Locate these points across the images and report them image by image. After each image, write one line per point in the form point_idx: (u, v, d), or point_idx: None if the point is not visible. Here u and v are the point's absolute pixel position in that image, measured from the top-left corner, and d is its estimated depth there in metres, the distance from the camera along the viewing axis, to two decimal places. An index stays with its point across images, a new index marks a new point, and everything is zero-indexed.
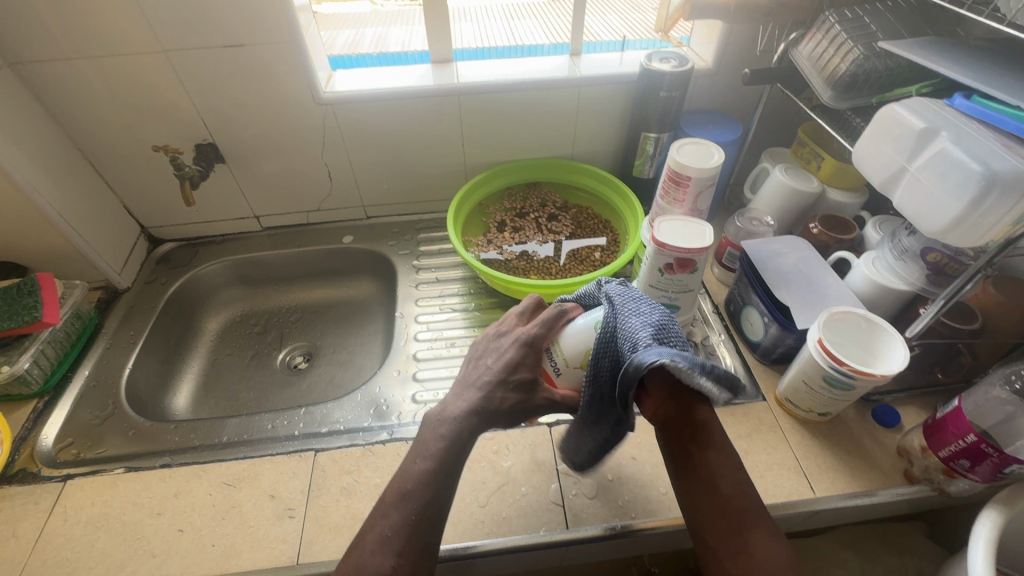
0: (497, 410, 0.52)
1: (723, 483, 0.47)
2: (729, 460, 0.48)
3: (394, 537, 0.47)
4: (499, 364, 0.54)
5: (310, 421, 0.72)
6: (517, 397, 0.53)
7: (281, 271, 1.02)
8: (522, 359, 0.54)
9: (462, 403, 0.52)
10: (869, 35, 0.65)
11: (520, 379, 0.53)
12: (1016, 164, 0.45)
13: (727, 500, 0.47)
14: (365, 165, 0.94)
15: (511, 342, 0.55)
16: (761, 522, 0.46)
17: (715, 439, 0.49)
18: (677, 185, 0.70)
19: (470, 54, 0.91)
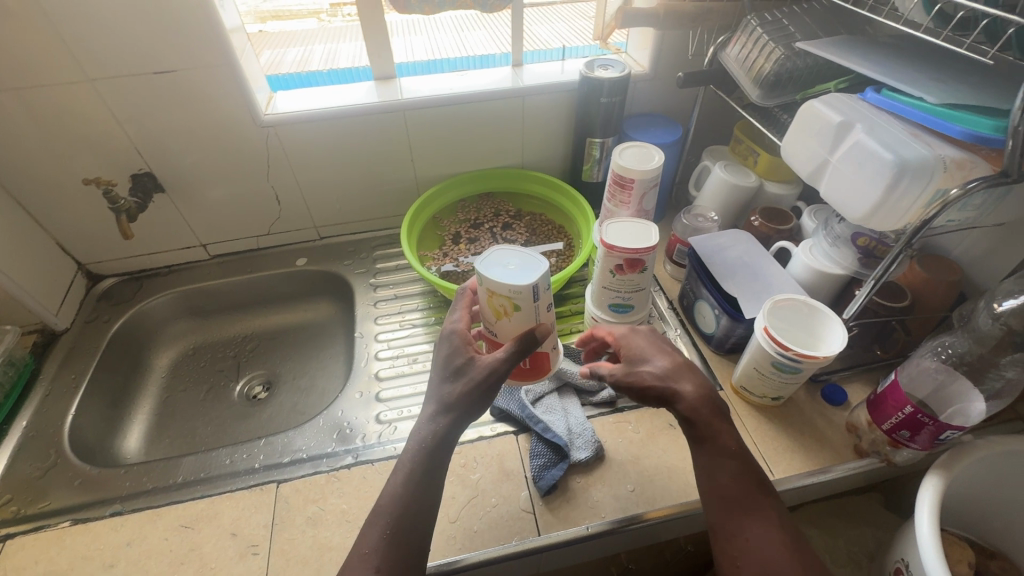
0: (452, 405, 0.53)
1: (715, 468, 0.53)
2: (723, 449, 0.53)
3: (372, 553, 0.48)
4: (438, 362, 0.56)
5: (270, 452, 0.70)
6: (459, 383, 0.54)
7: (233, 299, 0.99)
8: (449, 350, 0.56)
9: (426, 410, 0.55)
10: (788, 36, 0.69)
11: (455, 365, 0.55)
12: (922, 152, 0.48)
13: (720, 484, 0.52)
14: (314, 186, 0.92)
15: (439, 338, 0.58)
16: (754, 502, 0.51)
17: (704, 426, 0.54)
18: (621, 188, 0.71)
19: (421, 67, 0.92)
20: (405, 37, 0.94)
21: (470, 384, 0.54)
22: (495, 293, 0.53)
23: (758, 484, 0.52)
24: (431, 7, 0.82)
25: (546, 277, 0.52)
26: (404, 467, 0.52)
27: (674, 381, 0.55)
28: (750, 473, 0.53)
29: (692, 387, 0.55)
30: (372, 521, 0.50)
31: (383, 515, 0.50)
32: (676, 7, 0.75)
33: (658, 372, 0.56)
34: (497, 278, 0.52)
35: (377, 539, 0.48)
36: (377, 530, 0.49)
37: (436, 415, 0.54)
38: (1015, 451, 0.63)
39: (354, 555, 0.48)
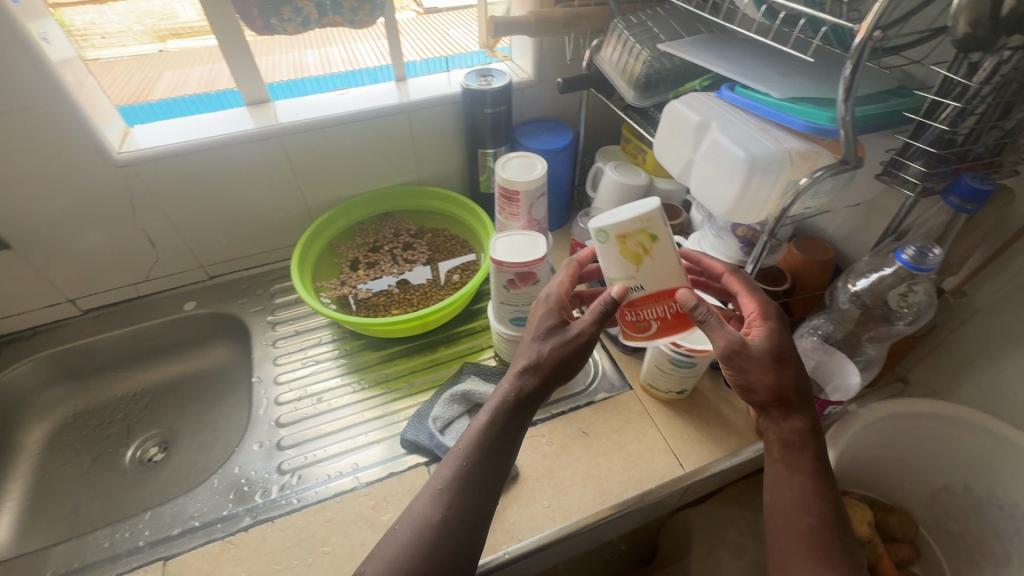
0: (541, 364, 0.53)
1: (798, 503, 0.52)
2: (813, 488, 0.52)
3: (446, 490, 0.50)
4: (534, 322, 0.56)
5: (158, 526, 0.63)
6: (554, 341, 0.53)
7: (117, 356, 0.90)
8: (546, 311, 0.56)
9: (514, 366, 0.54)
10: (653, 37, 0.71)
11: (549, 326, 0.54)
12: (770, 146, 0.50)
13: (807, 525, 0.51)
14: (193, 223, 0.85)
15: (537, 303, 0.58)
16: (838, 554, 0.50)
17: (802, 464, 0.53)
18: (509, 200, 0.71)
19: (341, 79, 0.89)
20: (321, 50, 0.88)
21: (561, 342, 0.53)
22: (628, 234, 0.48)
23: (841, 533, 0.51)
24: (294, 26, 0.78)
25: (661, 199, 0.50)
26: (490, 410, 0.53)
27: (792, 406, 0.53)
28: (837, 522, 0.51)
29: (803, 419, 0.54)
30: (449, 460, 0.51)
31: (460, 454, 0.51)
32: (546, 14, 0.75)
33: (785, 378, 0.53)
34: (623, 215, 0.48)
35: (451, 477, 0.50)
36: (453, 467, 0.51)
37: (525, 374, 0.53)
38: (894, 413, 0.67)
39: (429, 492, 0.50)
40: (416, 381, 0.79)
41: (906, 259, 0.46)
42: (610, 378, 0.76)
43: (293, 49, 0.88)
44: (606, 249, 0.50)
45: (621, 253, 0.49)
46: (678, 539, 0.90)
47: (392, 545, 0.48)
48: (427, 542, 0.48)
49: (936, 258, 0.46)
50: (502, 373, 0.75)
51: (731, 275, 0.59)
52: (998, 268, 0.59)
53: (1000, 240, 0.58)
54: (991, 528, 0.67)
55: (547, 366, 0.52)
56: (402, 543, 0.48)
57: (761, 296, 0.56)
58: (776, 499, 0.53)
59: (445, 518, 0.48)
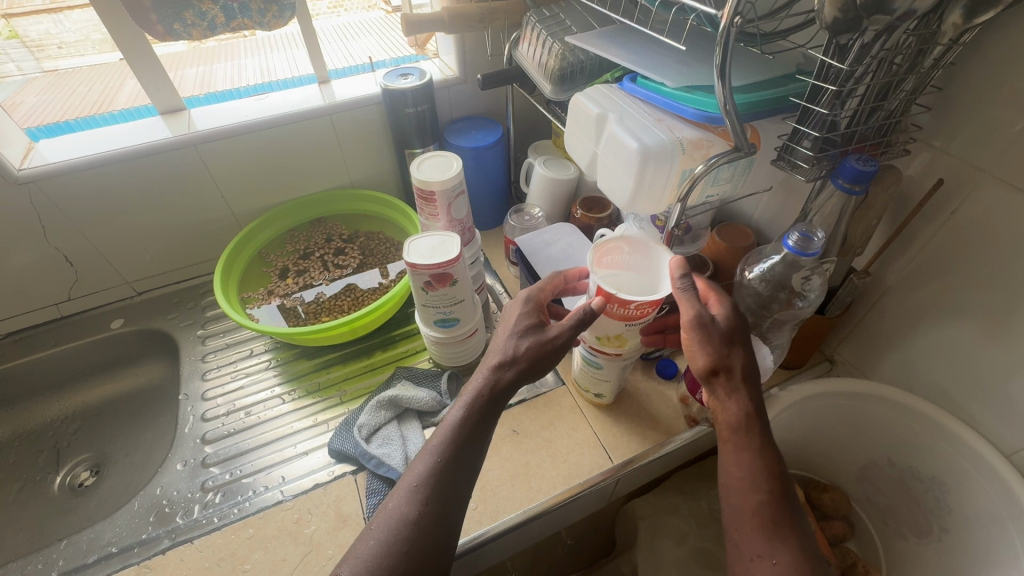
0: (518, 358, 0.52)
1: (749, 480, 0.50)
2: (763, 467, 0.50)
3: (421, 485, 0.48)
4: (508, 324, 0.56)
5: (73, 554, 0.61)
6: (532, 340, 0.54)
7: (41, 380, 0.86)
8: (525, 310, 0.56)
9: (488, 361, 0.53)
10: (565, 30, 0.70)
11: (526, 327, 0.55)
12: (661, 136, 0.50)
13: (757, 502, 0.49)
14: (112, 239, 0.83)
15: (511, 307, 0.58)
16: (787, 530, 0.48)
17: (752, 441, 0.51)
18: (427, 201, 0.69)
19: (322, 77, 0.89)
20: (289, 52, 0.90)
21: (538, 341, 0.53)
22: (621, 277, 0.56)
23: (790, 510, 0.49)
24: (200, 31, 0.76)
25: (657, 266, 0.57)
26: (463, 403, 0.52)
27: (736, 381, 0.52)
28: (786, 498, 0.50)
29: (752, 396, 0.52)
30: (422, 456, 0.50)
31: (433, 449, 0.50)
32: (459, 11, 0.74)
33: (732, 354, 0.52)
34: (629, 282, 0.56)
35: (425, 473, 0.49)
36: (426, 463, 0.49)
37: (499, 369, 0.52)
38: (817, 393, 0.68)
39: (405, 488, 0.49)
40: (348, 389, 0.77)
41: (793, 245, 0.49)
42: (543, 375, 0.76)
43: (261, 52, 0.90)
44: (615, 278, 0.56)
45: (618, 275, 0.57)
46: (626, 531, 0.90)
47: (369, 544, 0.46)
48: (405, 538, 0.46)
49: (819, 243, 0.49)
50: (433, 376, 0.74)
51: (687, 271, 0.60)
52: (901, 246, 0.61)
53: (900, 221, 0.59)
54: (915, 500, 0.68)
55: (522, 364, 0.52)
56: (379, 542, 0.46)
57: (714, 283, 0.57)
58: (728, 480, 0.52)
59: (421, 515, 0.47)
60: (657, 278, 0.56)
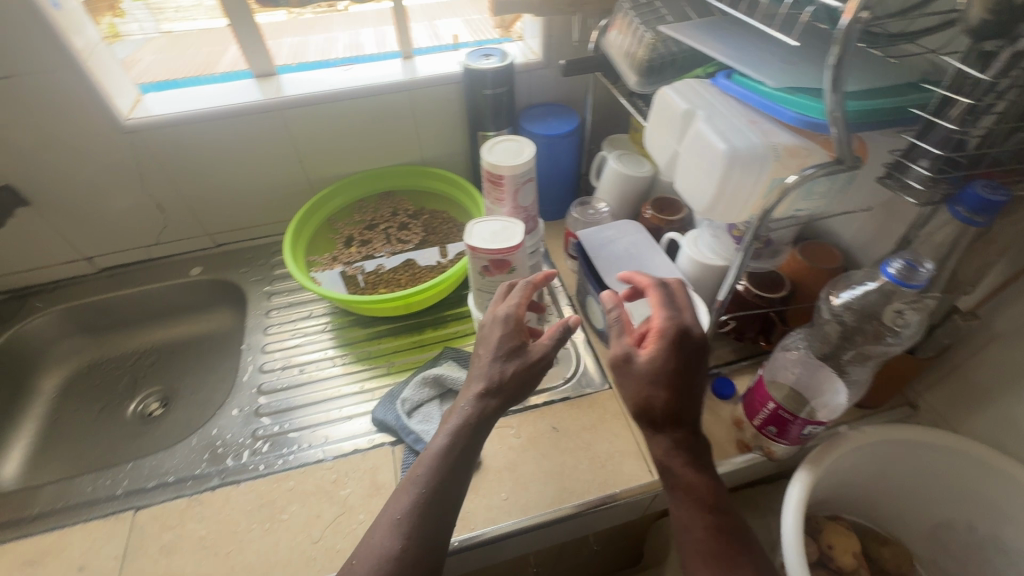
0: (502, 387, 0.54)
1: (688, 519, 0.51)
2: (696, 502, 0.51)
3: (404, 520, 0.48)
4: (488, 346, 0.56)
5: (135, 477, 0.66)
6: (516, 366, 0.55)
7: (125, 315, 0.94)
8: (506, 331, 0.56)
9: (472, 388, 0.54)
10: (659, 19, 0.67)
11: (509, 349, 0.56)
12: (753, 139, 0.46)
13: (696, 538, 0.50)
14: (199, 192, 0.88)
15: (492, 323, 0.58)
16: (728, 562, 0.48)
17: (680, 476, 0.53)
18: (494, 185, 0.68)
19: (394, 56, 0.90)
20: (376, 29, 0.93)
21: (522, 367, 0.55)
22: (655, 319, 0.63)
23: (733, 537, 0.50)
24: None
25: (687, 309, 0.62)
26: (448, 432, 0.53)
27: (656, 422, 0.53)
28: (726, 529, 0.50)
29: (675, 430, 0.54)
30: (407, 488, 0.50)
31: (417, 481, 0.50)
32: None
33: (654, 391, 0.52)
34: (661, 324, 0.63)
35: (408, 508, 0.49)
36: (411, 496, 0.49)
37: (486, 397, 0.54)
38: (901, 439, 0.61)
39: (384, 525, 0.49)
40: (396, 362, 0.79)
41: (893, 275, 0.44)
42: (589, 375, 0.74)
43: (353, 28, 0.93)
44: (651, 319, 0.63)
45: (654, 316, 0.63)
46: (657, 547, 0.87)
47: None
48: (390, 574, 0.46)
49: (927, 274, 0.43)
50: None
51: (656, 287, 0.58)
52: (1021, 290, 0.53)
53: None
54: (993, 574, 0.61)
55: (511, 389, 0.54)
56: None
57: (669, 306, 0.56)
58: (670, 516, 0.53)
59: (404, 548, 0.47)
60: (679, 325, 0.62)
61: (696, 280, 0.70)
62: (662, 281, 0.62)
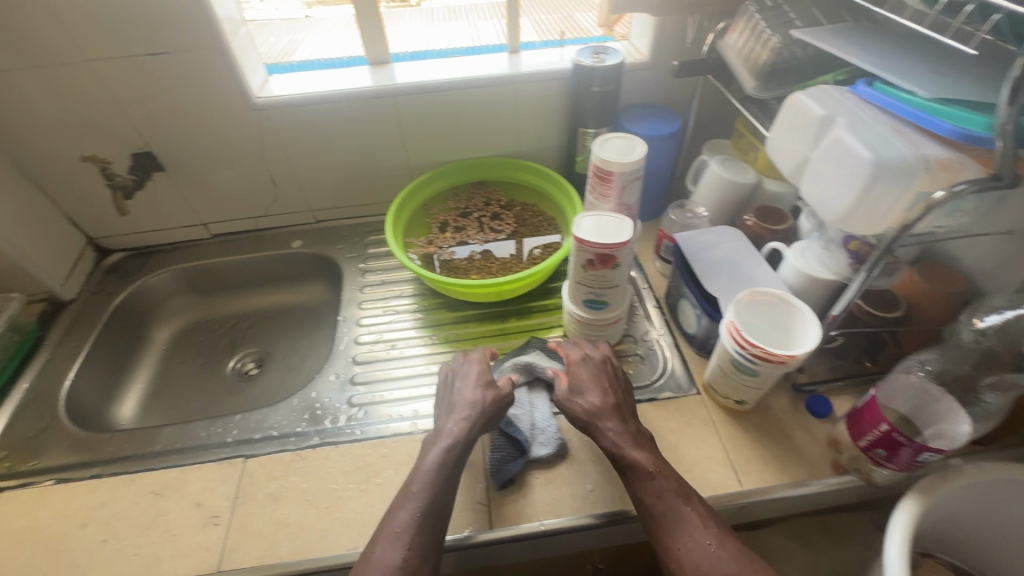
0: (484, 411, 0.63)
1: (647, 495, 0.57)
2: (645, 476, 0.57)
3: (405, 530, 0.53)
4: (464, 382, 0.66)
5: (244, 428, 0.71)
6: (494, 396, 0.64)
7: (230, 279, 1.01)
8: (479, 369, 0.67)
9: (455, 414, 0.63)
10: (787, 23, 0.66)
11: (487, 381, 0.66)
12: (903, 150, 0.45)
13: (652, 507, 0.56)
14: (309, 170, 0.94)
15: (464, 363, 0.69)
16: (681, 517, 0.54)
17: (628, 456, 0.59)
18: (602, 180, 0.69)
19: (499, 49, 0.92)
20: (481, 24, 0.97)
21: (498, 396, 0.64)
22: (761, 329, 0.62)
23: (683, 500, 0.56)
24: None
25: (798, 320, 0.60)
26: (441, 450, 0.59)
27: (597, 419, 0.62)
28: (675, 490, 0.56)
29: (616, 421, 0.61)
30: (404, 503, 0.55)
31: (415, 496, 0.56)
32: None
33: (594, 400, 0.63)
34: (767, 336, 0.61)
35: (410, 517, 0.54)
36: (410, 509, 0.55)
37: (469, 420, 0.62)
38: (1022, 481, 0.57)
39: (388, 534, 0.53)
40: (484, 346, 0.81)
41: None
42: (677, 378, 0.73)
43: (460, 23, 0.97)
44: (757, 329, 0.62)
45: (759, 326, 0.62)
46: None
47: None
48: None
49: None
50: None
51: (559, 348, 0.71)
52: None
53: None
54: None
55: (491, 412, 0.63)
56: None
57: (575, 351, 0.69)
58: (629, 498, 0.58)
59: (405, 559, 0.52)
60: (787, 335, 0.60)
61: (800, 293, 0.69)
62: (769, 291, 0.61)
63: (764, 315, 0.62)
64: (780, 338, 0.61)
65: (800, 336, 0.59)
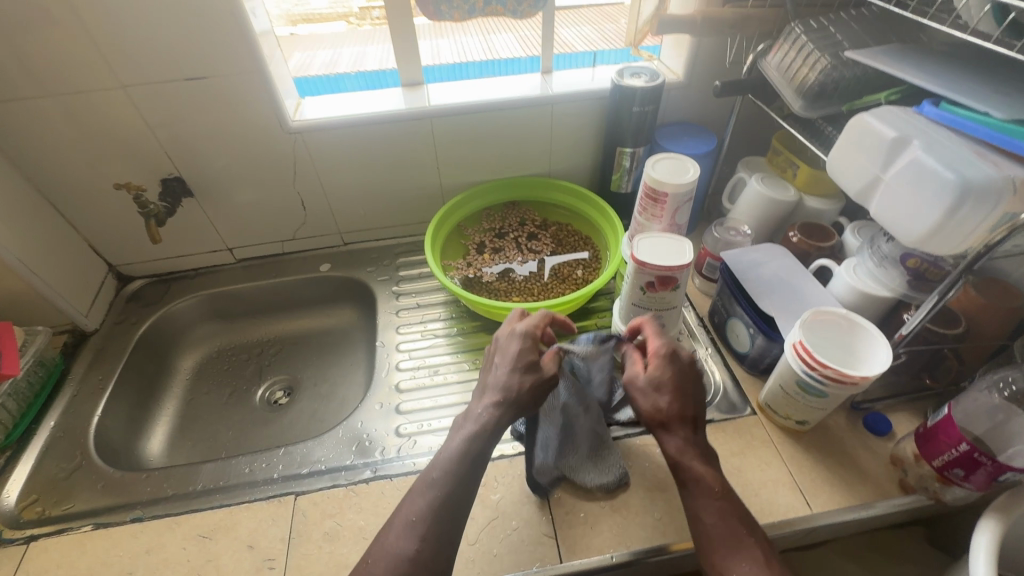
0: (517, 396, 0.56)
1: (704, 512, 0.51)
2: (706, 491, 0.51)
3: (421, 521, 0.49)
4: (501, 361, 0.59)
5: (289, 463, 0.69)
6: (533, 380, 0.57)
7: (256, 304, 0.99)
8: (521, 347, 0.59)
9: (485, 398, 0.57)
10: (836, 44, 0.66)
11: (527, 362, 0.58)
12: (989, 171, 0.45)
13: (708, 525, 0.50)
14: (340, 191, 0.92)
15: (508, 338, 0.61)
16: (739, 541, 0.49)
17: (690, 468, 0.52)
18: (654, 202, 0.69)
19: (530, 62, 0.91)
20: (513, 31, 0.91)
21: (536, 382, 0.57)
22: (825, 347, 0.60)
23: (744, 529, 0.50)
24: (460, 14, 0.80)
25: (863, 345, 0.59)
26: (463, 435, 0.54)
27: (668, 426, 0.54)
28: (739, 513, 0.51)
29: (685, 431, 0.54)
30: (422, 491, 0.51)
31: (433, 483, 0.51)
32: (715, 15, 0.73)
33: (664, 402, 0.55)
34: (830, 353, 0.60)
35: (426, 508, 0.49)
36: (428, 498, 0.50)
37: (499, 405, 0.56)
38: None
39: (402, 521, 0.49)
40: None
41: None
42: (730, 398, 0.72)
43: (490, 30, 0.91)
44: (821, 346, 0.60)
45: (823, 344, 0.61)
46: None
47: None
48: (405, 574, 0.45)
49: None
50: None
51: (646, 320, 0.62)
52: None
53: None
54: None
55: (524, 401, 0.57)
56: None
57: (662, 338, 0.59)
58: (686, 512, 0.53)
59: (418, 550, 0.47)
60: (851, 356, 0.59)
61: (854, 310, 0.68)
62: (835, 311, 0.61)
63: (825, 334, 0.61)
64: (842, 356, 0.59)
65: (865, 355, 0.58)
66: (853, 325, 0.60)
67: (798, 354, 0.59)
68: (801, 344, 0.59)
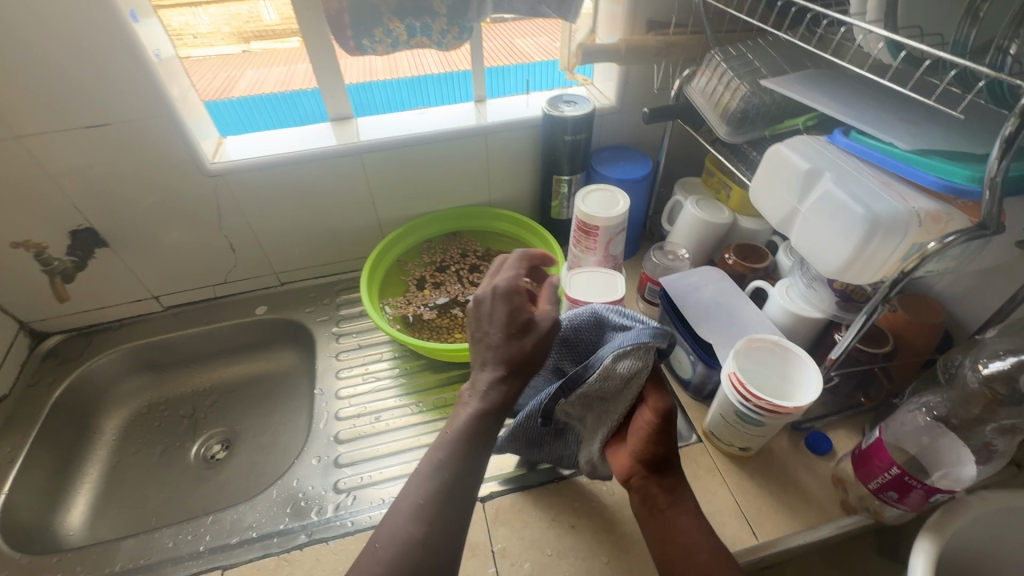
0: (523, 365, 0.49)
1: (699, 550, 0.53)
2: (697, 526, 0.55)
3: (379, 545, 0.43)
4: (480, 322, 0.52)
5: (218, 532, 0.64)
6: (530, 342, 0.50)
7: (188, 353, 0.93)
8: (513, 306, 0.51)
9: (488, 369, 0.49)
10: (754, 71, 0.67)
11: (520, 323, 0.51)
12: (895, 204, 0.45)
13: (704, 561, 0.52)
14: (271, 231, 0.88)
15: (493, 300, 0.52)
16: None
17: (680, 511, 0.55)
18: (587, 234, 0.68)
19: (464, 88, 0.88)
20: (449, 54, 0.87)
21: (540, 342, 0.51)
22: (759, 378, 0.61)
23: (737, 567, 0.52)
24: (384, 48, 0.77)
25: (790, 373, 0.60)
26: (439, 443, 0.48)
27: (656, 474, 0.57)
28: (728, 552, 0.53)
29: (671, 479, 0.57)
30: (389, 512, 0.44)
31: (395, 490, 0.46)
32: (638, 43, 0.73)
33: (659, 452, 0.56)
34: (765, 384, 0.60)
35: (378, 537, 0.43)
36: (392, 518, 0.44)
37: (507, 377, 0.49)
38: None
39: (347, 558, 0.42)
40: None
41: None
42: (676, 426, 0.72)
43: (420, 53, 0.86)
44: (755, 379, 0.60)
45: (757, 374, 0.61)
46: None
47: None
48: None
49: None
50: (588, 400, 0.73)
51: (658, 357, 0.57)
52: None
53: None
54: None
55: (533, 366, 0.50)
56: None
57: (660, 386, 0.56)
58: (673, 549, 0.54)
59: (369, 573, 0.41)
60: (783, 384, 0.59)
61: (790, 332, 0.69)
62: (765, 338, 0.61)
63: (758, 364, 0.61)
64: (780, 386, 0.60)
65: (799, 383, 0.59)
66: (786, 354, 0.60)
67: (733, 386, 0.59)
68: (735, 375, 0.59)
